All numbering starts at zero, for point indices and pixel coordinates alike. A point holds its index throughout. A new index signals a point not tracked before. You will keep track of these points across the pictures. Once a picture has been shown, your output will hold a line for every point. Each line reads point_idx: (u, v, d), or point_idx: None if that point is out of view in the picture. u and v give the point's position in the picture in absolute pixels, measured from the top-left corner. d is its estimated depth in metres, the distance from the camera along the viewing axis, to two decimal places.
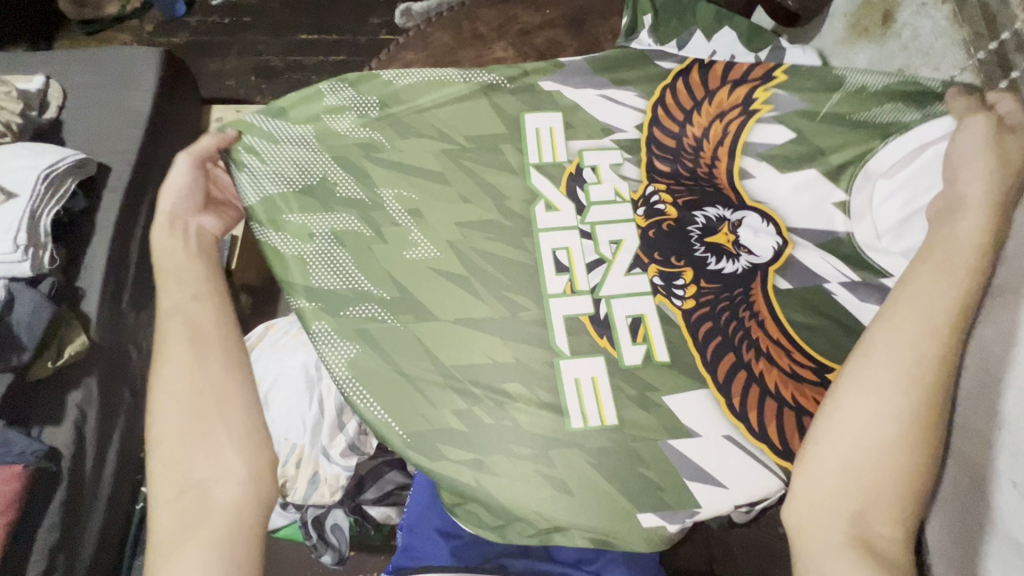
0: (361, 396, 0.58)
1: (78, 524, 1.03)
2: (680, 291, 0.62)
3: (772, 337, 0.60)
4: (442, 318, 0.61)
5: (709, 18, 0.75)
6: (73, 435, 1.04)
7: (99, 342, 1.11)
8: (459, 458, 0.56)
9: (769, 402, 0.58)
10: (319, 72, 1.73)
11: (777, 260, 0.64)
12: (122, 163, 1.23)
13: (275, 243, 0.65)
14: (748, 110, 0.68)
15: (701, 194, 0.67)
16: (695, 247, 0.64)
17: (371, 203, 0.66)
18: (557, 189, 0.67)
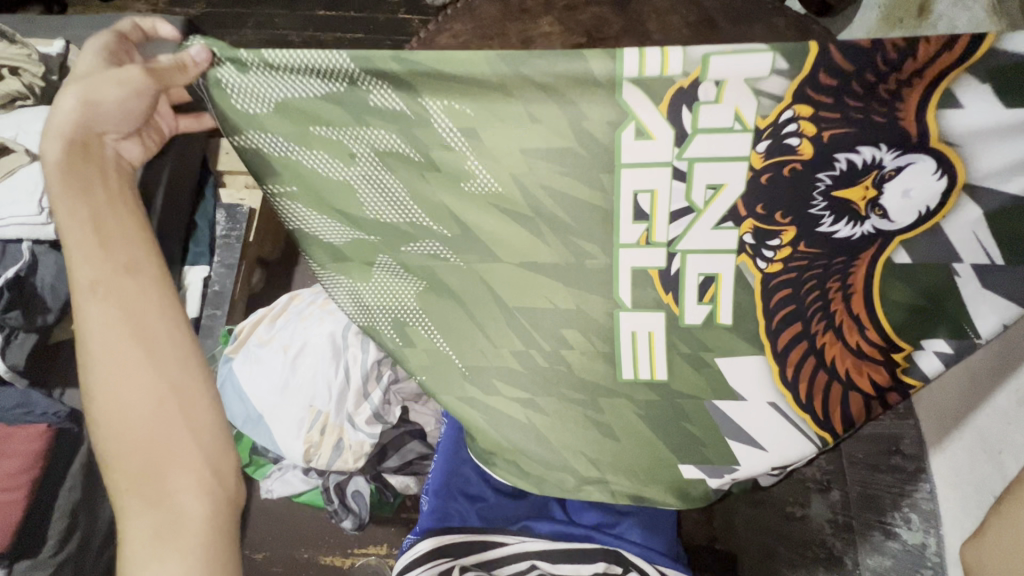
0: (423, 324, 0.62)
1: (99, 486, 1.04)
2: (770, 252, 0.56)
3: (851, 311, 0.57)
4: (505, 260, 0.59)
5: None
6: None
7: None
8: (510, 394, 0.62)
9: (821, 373, 0.59)
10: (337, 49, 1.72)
11: (913, 229, 0.54)
12: None
13: (306, 163, 0.56)
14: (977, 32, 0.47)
15: (859, 125, 0.51)
16: (814, 201, 0.54)
17: (414, 115, 0.54)
18: (655, 109, 0.52)
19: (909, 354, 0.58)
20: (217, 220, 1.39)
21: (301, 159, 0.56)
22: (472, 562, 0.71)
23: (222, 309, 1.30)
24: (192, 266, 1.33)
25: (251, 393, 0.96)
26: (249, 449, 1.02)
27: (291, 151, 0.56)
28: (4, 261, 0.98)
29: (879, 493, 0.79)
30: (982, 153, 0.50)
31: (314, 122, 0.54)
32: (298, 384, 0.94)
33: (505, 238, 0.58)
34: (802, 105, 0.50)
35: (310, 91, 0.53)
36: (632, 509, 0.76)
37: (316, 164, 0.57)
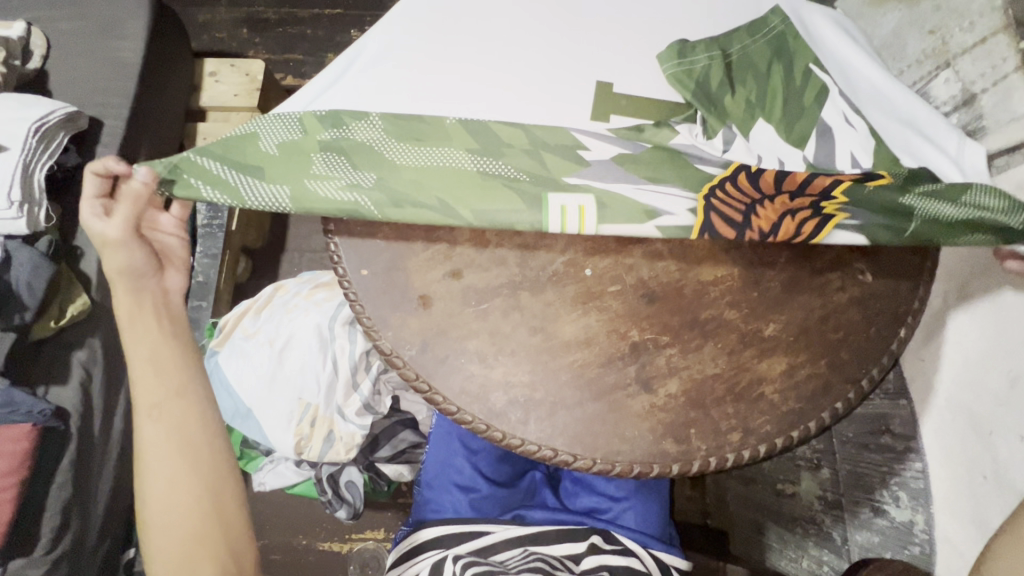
0: (375, 182, 0.56)
1: (89, 479, 1.05)
2: (726, 202, 0.55)
3: (777, 212, 0.54)
4: (435, 190, 0.56)
5: (766, 53, 0.63)
6: (80, 394, 1.05)
7: (100, 302, 1.11)
8: (424, 175, 0.57)
9: (766, 211, 0.54)
10: (313, 25, 1.71)
11: (816, 233, 0.54)
12: (115, 118, 1.19)
13: (383, 150, 0.58)
14: (817, 214, 0.54)
15: (752, 205, 0.54)
16: (754, 197, 0.55)
17: (351, 136, 0.59)
18: (591, 213, 0.55)
19: (833, 208, 0.54)
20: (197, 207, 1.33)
21: (379, 145, 0.58)
22: (466, 551, 0.69)
23: (208, 301, 1.28)
24: None
25: (237, 387, 0.94)
26: (240, 443, 1.01)
27: (256, 176, 0.56)
28: None
29: (868, 471, 0.79)
30: (811, 142, 0.60)
31: (437, 184, 0.56)
32: (285, 377, 0.93)
33: (464, 193, 0.56)
34: (743, 176, 0.56)
35: (287, 131, 0.59)
36: (627, 495, 0.74)
37: (370, 129, 0.59)
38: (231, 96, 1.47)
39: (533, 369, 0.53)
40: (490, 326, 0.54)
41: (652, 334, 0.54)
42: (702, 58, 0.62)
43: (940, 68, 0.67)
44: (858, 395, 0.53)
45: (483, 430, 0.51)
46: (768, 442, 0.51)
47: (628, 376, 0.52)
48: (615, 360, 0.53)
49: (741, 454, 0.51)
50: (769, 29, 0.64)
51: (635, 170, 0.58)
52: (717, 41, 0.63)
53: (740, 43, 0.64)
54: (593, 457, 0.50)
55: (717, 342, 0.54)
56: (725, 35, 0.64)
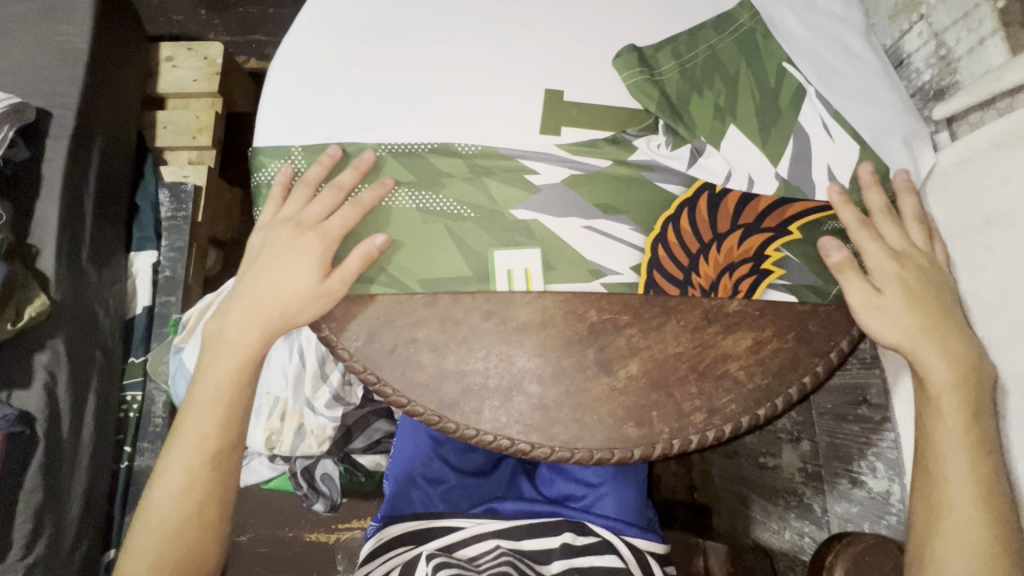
0: None
1: (62, 482, 1.04)
2: (675, 251, 0.53)
3: (726, 261, 0.53)
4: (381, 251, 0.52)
5: (733, 52, 0.58)
6: (45, 397, 1.02)
7: (61, 302, 1.07)
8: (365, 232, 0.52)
9: (719, 258, 0.53)
10: (275, 4, 1.63)
11: (760, 285, 0.53)
12: (62, 109, 1.13)
13: (315, 200, 0.54)
14: (759, 270, 0.53)
15: (699, 256, 0.53)
16: (704, 245, 0.53)
17: (286, 188, 0.54)
18: (531, 272, 0.52)
19: (776, 260, 0.54)
20: (161, 200, 1.33)
21: (309, 193, 0.54)
22: (435, 550, 0.66)
23: (176, 296, 1.28)
24: (138, 251, 1.31)
25: None
26: None
27: None
28: None
29: (846, 442, 0.78)
30: (785, 155, 0.56)
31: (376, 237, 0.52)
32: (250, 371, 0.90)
33: (411, 253, 0.52)
34: (704, 199, 0.54)
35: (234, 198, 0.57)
36: (604, 481, 0.72)
37: (294, 172, 0.54)
38: (190, 81, 1.40)
39: (487, 355, 0.50)
40: (441, 312, 0.51)
41: (611, 313, 0.51)
42: (662, 61, 0.57)
43: (913, 22, 0.63)
44: (826, 369, 0.51)
45: (435, 421, 0.48)
46: (733, 421, 0.49)
47: (587, 360, 0.50)
48: (573, 343, 0.50)
49: (705, 435, 0.49)
50: (736, 26, 0.59)
51: (585, 204, 0.53)
52: (682, 42, 0.58)
53: (706, 43, 0.58)
54: (551, 446, 0.48)
55: (679, 319, 0.51)
56: (690, 33, 0.58)
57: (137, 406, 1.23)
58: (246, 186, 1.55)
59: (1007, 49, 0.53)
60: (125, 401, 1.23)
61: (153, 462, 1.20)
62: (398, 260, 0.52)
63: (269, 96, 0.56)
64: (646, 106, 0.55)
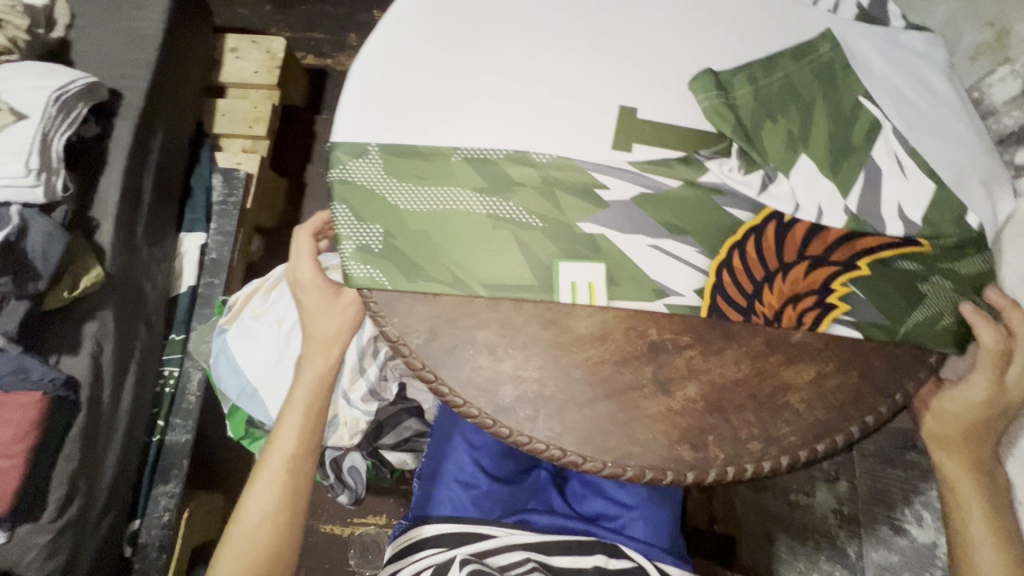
0: (383, 246, 0.53)
1: (98, 449, 1.06)
2: (738, 277, 0.52)
3: (791, 291, 0.52)
4: (446, 253, 0.53)
5: (810, 80, 0.58)
6: (91, 365, 1.05)
7: (114, 274, 1.11)
8: (432, 234, 0.53)
9: (783, 289, 0.52)
10: (336, 4, 1.69)
11: (824, 318, 0.52)
12: (133, 90, 1.18)
13: (388, 198, 0.54)
14: (824, 302, 0.52)
15: (763, 284, 0.52)
16: (770, 272, 0.52)
17: (356, 183, 0.55)
18: (594, 286, 0.51)
19: (843, 294, 0.52)
20: (214, 184, 1.37)
21: (382, 191, 0.54)
22: (469, 553, 0.67)
23: (220, 279, 1.32)
24: (188, 232, 1.34)
25: (244, 365, 0.94)
26: (244, 423, 0.99)
27: None
28: None
29: (889, 486, 0.78)
30: (856, 189, 0.55)
31: (445, 239, 0.53)
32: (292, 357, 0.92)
33: (476, 257, 0.52)
34: (772, 227, 0.53)
35: None
36: (638, 503, 0.72)
37: (369, 169, 0.54)
38: (251, 73, 1.45)
39: (545, 364, 0.50)
40: (502, 317, 0.51)
41: (672, 333, 0.51)
42: (737, 87, 0.57)
43: (996, 64, 0.62)
44: (890, 410, 0.50)
45: (489, 425, 0.49)
46: (791, 453, 0.48)
47: (645, 378, 0.50)
48: (631, 359, 0.50)
49: (761, 464, 0.48)
50: (816, 56, 0.58)
51: (652, 223, 0.53)
52: (759, 68, 0.58)
53: (783, 70, 0.58)
54: (603, 460, 0.48)
55: (741, 345, 0.51)
56: (768, 60, 0.58)
57: (173, 382, 1.26)
58: (293, 177, 1.59)
59: None
60: (162, 375, 1.27)
61: (183, 439, 1.23)
62: (462, 263, 0.52)
63: (349, 91, 0.57)
64: (719, 128, 0.55)
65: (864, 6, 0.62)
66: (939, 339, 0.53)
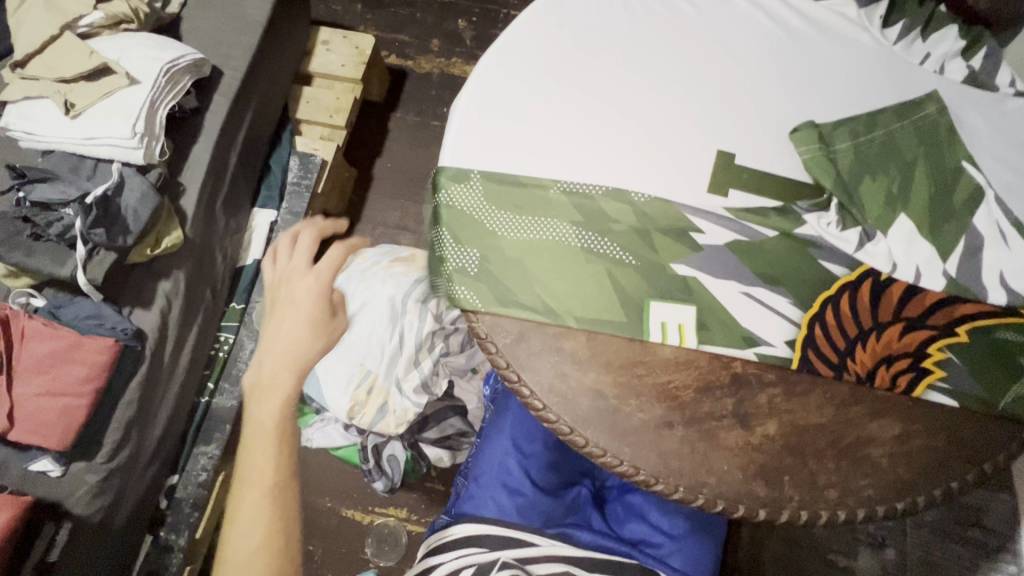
0: (478, 269, 0.54)
1: (154, 401, 1.11)
2: (831, 331, 0.51)
3: (885, 352, 0.51)
4: (540, 280, 0.54)
5: (913, 141, 0.57)
6: (160, 321, 1.11)
7: (192, 239, 1.17)
8: (528, 259, 0.54)
9: (878, 350, 0.51)
10: (424, 10, 1.75)
11: (919, 383, 0.51)
12: (233, 70, 1.25)
13: (486, 224, 0.56)
14: (919, 366, 0.51)
15: (857, 342, 0.51)
16: (865, 330, 0.51)
17: (456, 208, 0.56)
18: (683, 328, 0.52)
19: (938, 360, 0.51)
20: (291, 166, 1.44)
21: (479, 216, 0.56)
22: (513, 557, 0.69)
23: None
24: (261, 208, 1.41)
25: None
26: None
27: None
28: (96, 178, 1.03)
29: None
30: (955, 255, 0.54)
31: (539, 265, 0.54)
32: (351, 344, 0.95)
33: (567, 284, 0.54)
34: (867, 285, 0.53)
35: None
36: (683, 534, 0.72)
37: (470, 194, 0.56)
38: (338, 65, 1.52)
39: (625, 381, 0.51)
40: (588, 329, 0.52)
41: (756, 368, 0.51)
42: (836, 143, 0.57)
43: None
44: (975, 477, 0.49)
45: (566, 432, 0.50)
46: (868, 507, 0.47)
47: (725, 409, 0.50)
48: (713, 388, 0.50)
49: (836, 513, 0.47)
50: (921, 115, 0.58)
51: (746, 271, 0.53)
52: (861, 122, 0.58)
53: (884, 128, 0.58)
54: (676, 484, 0.48)
55: (826, 390, 0.50)
56: (870, 116, 0.58)
57: (227, 348, 1.32)
58: (363, 169, 1.65)
59: None
60: (218, 340, 1.32)
61: (229, 403, 1.27)
62: (553, 290, 0.53)
63: (457, 112, 0.59)
64: (818, 180, 0.56)
65: (973, 70, 0.62)
66: None
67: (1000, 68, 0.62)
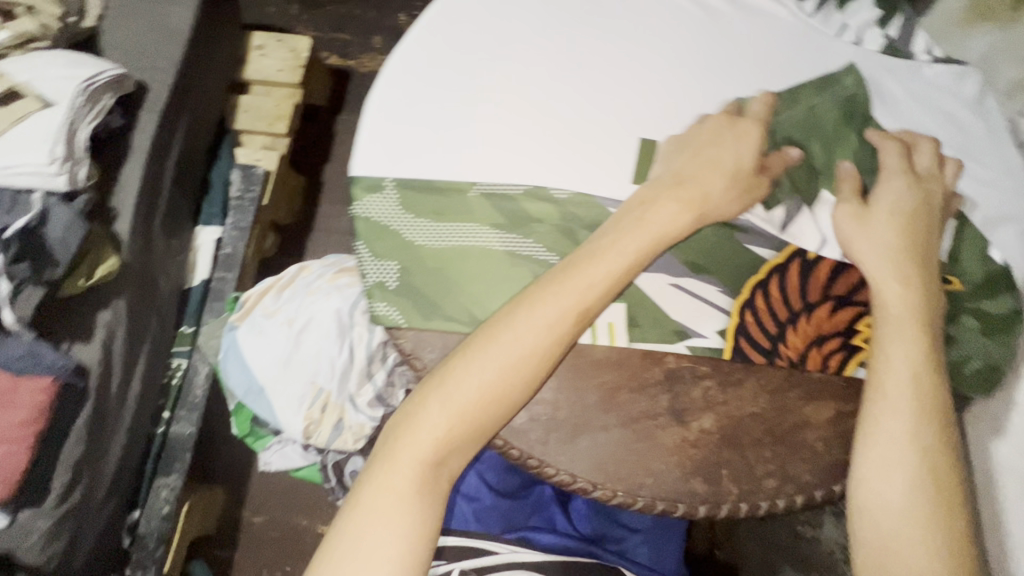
0: (401, 285, 0.53)
1: (103, 439, 1.04)
2: (762, 317, 0.51)
3: (816, 333, 0.51)
4: (466, 291, 0.52)
5: (836, 115, 0.56)
6: (102, 353, 1.02)
7: (130, 264, 1.08)
8: (452, 271, 0.53)
9: (809, 332, 0.51)
10: (363, 8, 1.69)
11: (849, 363, 0.51)
12: (160, 84, 1.15)
13: (406, 236, 0.54)
14: (849, 345, 0.51)
15: (788, 326, 0.51)
16: (797, 313, 0.51)
17: (376, 221, 0.54)
18: (612, 326, 0.50)
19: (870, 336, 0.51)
20: (232, 180, 1.38)
21: (398, 227, 0.54)
22: (469, 567, 0.65)
23: (233, 273, 1.32)
24: (205, 226, 1.36)
25: (253, 364, 0.94)
26: (249, 421, 1.00)
27: None
28: (12, 209, 0.91)
29: None
30: None
31: (462, 275, 0.52)
32: (300, 360, 0.92)
33: (493, 292, 0.52)
34: (796, 265, 0.52)
35: None
36: (644, 528, 0.73)
37: (387, 206, 0.54)
38: (275, 71, 1.45)
39: (558, 387, 0.49)
40: None
41: (690, 361, 0.50)
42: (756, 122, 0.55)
43: None
44: None
45: (500, 446, 0.49)
46: (807, 492, 0.48)
47: (660, 407, 0.49)
48: (647, 387, 0.49)
49: (775, 502, 0.47)
50: (841, 89, 0.57)
51: (675, 261, 0.51)
52: (782, 100, 0.56)
53: (805, 103, 0.56)
54: (615, 488, 0.47)
55: (760, 378, 0.50)
56: (790, 92, 0.57)
57: (181, 374, 1.26)
58: (312, 176, 1.59)
59: None
60: (171, 366, 1.26)
61: (187, 431, 1.21)
62: (478, 300, 0.52)
63: (369, 118, 0.56)
64: None
65: (890, 39, 0.61)
66: (965, 383, 0.54)
67: (916, 36, 0.62)
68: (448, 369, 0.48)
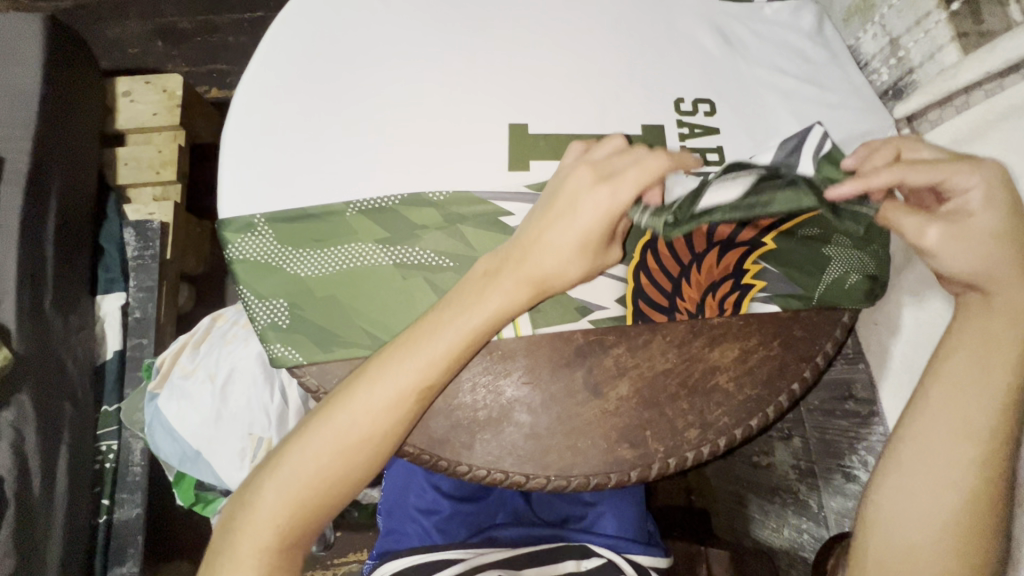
0: (295, 321, 0.51)
1: (37, 552, 0.90)
2: (655, 279, 0.53)
3: (705, 283, 0.54)
4: (366, 313, 0.51)
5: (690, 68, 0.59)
6: (13, 456, 0.89)
7: (26, 354, 0.93)
8: (346, 295, 0.51)
9: (699, 283, 0.53)
10: (236, 33, 1.58)
11: (739, 303, 0.55)
12: (17, 152, 0.97)
13: (290, 269, 0.52)
14: (738, 285, 0.55)
15: (678, 282, 0.53)
16: (684, 267, 0.53)
17: (251, 261, 0.52)
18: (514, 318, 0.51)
19: (756, 272, 0.55)
20: (126, 239, 1.19)
21: (280, 262, 0.52)
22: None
23: (150, 338, 1.14)
24: (105, 294, 1.16)
25: (180, 430, 0.87)
26: (193, 488, 0.94)
27: None
28: None
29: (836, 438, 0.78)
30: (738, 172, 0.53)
31: (355, 297, 0.51)
32: (231, 414, 0.86)
33: (393, 308, 0.51)
34: None
35: None
36: (599, 500, 0.73)
37: (261, 243, 0.51)
38: (149, 116, 1.28)
39: (475, 388, 0.50)
40: None
41: (596, 334, 0.52)
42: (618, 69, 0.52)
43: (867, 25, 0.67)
44: (813, 372, 0.55)
45: (425, 459, 0.49)
46: (726, 434, 0.51)
47: (577, 384, 0.51)
48: (562, 366, 0.51)
49: (700, 450, 0.51)
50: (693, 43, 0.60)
51: None
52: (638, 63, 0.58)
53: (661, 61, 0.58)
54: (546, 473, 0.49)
55: (664, 336, 0.53)
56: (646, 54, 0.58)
57: (114, 456, 1.09)
58: None
59: (956, 48, 0.58)
60: (99, 452, 1.09)
61: (133, 514, 1.06)
62: (380, 319, 0.51)
63: (229, 153, 0.53)
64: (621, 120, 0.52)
65: None
66: (851, 297, 0.57)
67: None
68: (310, 423, 0.48)
